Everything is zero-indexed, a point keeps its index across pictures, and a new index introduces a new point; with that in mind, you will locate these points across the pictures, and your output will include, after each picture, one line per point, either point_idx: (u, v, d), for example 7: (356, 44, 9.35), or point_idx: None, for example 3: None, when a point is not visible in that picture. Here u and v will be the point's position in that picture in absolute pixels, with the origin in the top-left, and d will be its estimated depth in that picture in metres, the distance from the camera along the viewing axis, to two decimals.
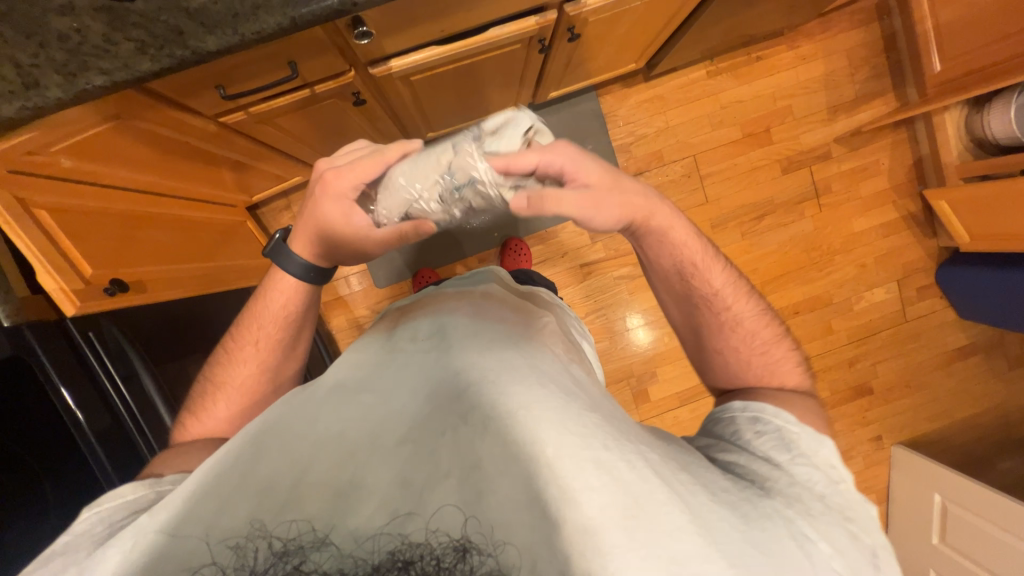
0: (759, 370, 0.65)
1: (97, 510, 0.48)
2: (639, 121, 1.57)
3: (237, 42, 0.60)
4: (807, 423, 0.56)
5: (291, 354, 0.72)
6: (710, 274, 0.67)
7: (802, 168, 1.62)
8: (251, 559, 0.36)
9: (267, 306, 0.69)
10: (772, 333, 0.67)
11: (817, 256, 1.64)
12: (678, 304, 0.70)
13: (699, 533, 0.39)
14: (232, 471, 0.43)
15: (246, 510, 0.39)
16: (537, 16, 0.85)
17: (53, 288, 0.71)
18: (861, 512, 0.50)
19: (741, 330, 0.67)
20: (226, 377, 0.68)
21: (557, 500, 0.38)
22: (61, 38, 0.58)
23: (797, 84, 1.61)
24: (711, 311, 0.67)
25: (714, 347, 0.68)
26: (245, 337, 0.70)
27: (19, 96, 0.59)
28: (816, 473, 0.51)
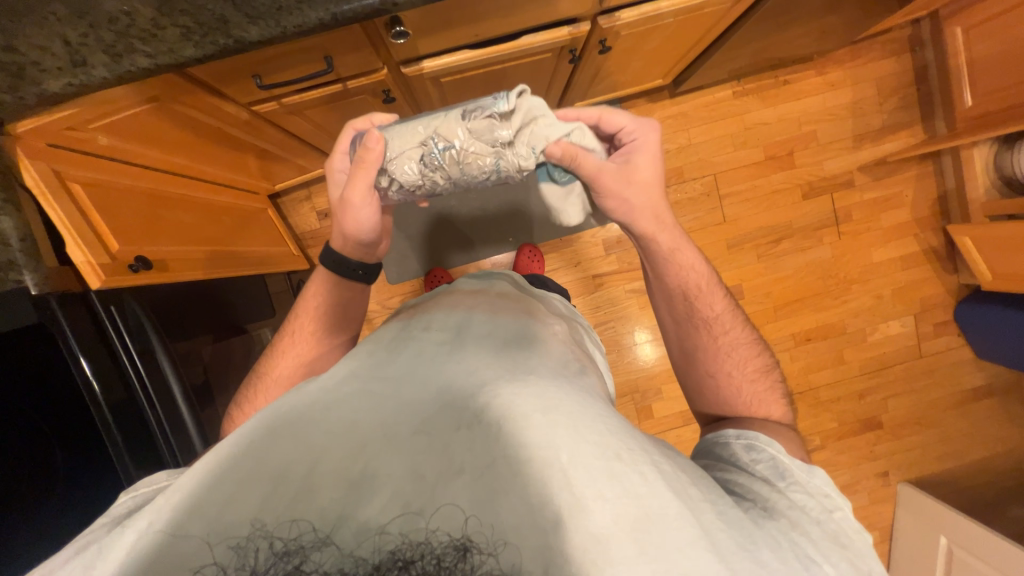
0: (748, 398, 0.65)
1: (133, 495, 0.48)
2: (662, 136, 1.57)
3: (279, 34, 0.61)
4: (797, 455, 0.56)
5: (326, 346, 0.73)
6: (712, 299, 0.69)
7: (824, 194, 1.61)
8: (251, 559, 0.35)
9: (309, 300, 0.74)
10: (762, 363, 0.68)
11: (833, 284, 1.62)
12: (678, 323, 0.71)
13: (710, 551, 0.38)
14: (239, 457, 0.42)
15: (248, 504, 0.38)
16: (570, 26, 0.86)
17: (80, 260, 0.71)
18: (860, 543, 0.48)
19: (734, 358, 0.67)
20: (267, 370, 0.71)
21: (568, 509, 0.37)
22: (111, 20, 0.59)
23: (823, 109, 1.60)
24: (709, 334, 0.68)
25: (706, 371, 0.68)
26: (287, 328, 0.74)
27: (65, 73, 0.61)
28: (811, 500, 0.50)
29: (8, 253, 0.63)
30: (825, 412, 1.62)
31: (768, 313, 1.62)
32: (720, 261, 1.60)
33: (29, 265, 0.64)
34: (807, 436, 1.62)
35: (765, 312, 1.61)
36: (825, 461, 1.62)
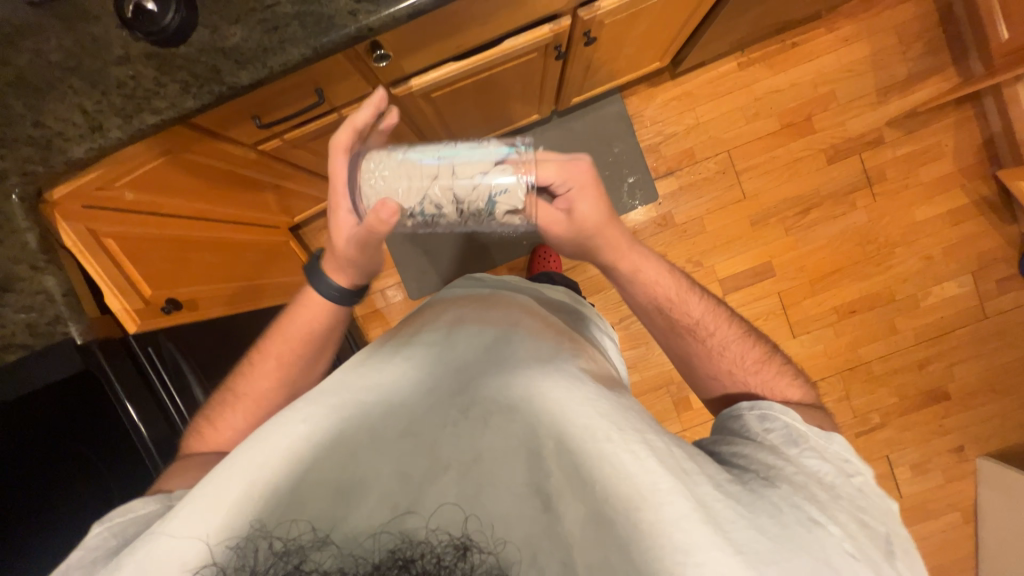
0: (759, 387, 0.64)
1: (109, 525, 0.48)
2: (668, 119, 1.53)
3: (266, 75, 0.65)
4: (813, 423, 0.57)
5: (312, 371, 0.73)
6: (688, 306, 0.68)
7: (851, 156, 1.52)
8: (252, 559, 0.37)
9: (297, 322, 0.71)
10: (761, 352, 0.67)
11: (873, 249, 1.52)
12: (664, 336, 0.71)
13: (704, 521, 0.41)
14: (230, 464, 0.44)
15: (248, 507, 0.41)
16: (551, 23, 0.85)
17: (118, 307, 0.77)
18: (875, 504, 0.51)
19: (731, 352, 0.67)
20: (246, 390, 0.70)
21: (556, 497, 0.42)
22: (120, 85, 0.65)
23: (839, 67, 1.51)
24: (696, 340, 0.68)
25: (705, 373, 0.68)
26: (268, 351, 0.71)
27: (87, 138, 0.66)
28: (825, 464, 0.52)
29: (55, 307, 0.69)
30: (881, 387, 1.51)
31: (804, 288, 1.53)
32: (745, 240, 1.53)
33: (73, 317, 0.70)
34: (864, 415, 1.51)
35: (801, 287, 1.52)
36: (887, 440, 1.50)
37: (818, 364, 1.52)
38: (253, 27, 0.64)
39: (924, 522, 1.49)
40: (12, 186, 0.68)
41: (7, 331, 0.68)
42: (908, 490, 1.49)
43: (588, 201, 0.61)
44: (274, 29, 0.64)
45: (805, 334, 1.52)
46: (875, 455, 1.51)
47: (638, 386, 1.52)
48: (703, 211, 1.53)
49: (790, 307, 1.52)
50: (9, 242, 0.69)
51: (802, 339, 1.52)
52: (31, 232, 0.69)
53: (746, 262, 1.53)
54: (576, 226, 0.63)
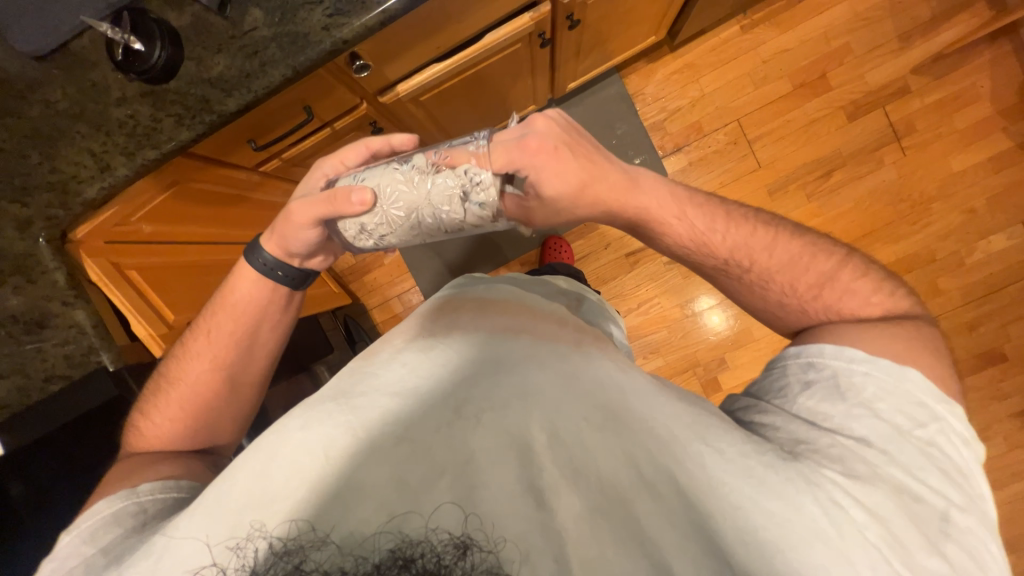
0: (816, 314, 0.60)
1: (76, 533, 0.51)
2: (671, 94, 1.47)
3: (252, 99, 0.67)
4: (879, 355, 0.52)
5: (250, 356, 0.69)
6: (710, 248, 0.62)
7: (874, 110, 1.42)
8: (251, 560, 0.39)
9: (226, 300, 0.68)
10: (821, 271, 0.61)
11: (907, 207, 1.42)
12: (704, 277, 0.68)
13: (691, 510, 0.43)
14: (233, 473, 0.45)
15: (248, 511, 0.42)
16: (531, 11, 0.83)
17: (144, 334, 0.82)
18: (937, 464, 0.47)
19: (778, 283, 0.61)
20: (178, 373, 0.67)
21: (550, 491, 0.42)
22: (121, 125, 0.69)
23: (852, 17, 1.41)
24: (735, 277, 0.64)
25: (758, 305, 0.65)
26: (202, 329, 0.68)
27: (97, 178, 0.71)
28: (876, 422, 0.49)
29: (87, 339, 0.75)
30: None
31: None
32: (764, 211, 1.46)
33: (103, 347, 0.75)
34: None
35: None
36: None
37: None
38: (234, 54, 0.66)
39: (987, 493, 1.39)
40: (38, 232, 0.73)
41: (48, 364, 0.73)
42: None
43: (557, 178, 0.57)
44: (254, 54, 0.66)
45: None
46: None
47: (662, 370, 1.49)
48: (716, 185, 1.47)
49: None
50: (41, 282, 0.74)
51: None
52: (59, 271, 0.74)
53: None
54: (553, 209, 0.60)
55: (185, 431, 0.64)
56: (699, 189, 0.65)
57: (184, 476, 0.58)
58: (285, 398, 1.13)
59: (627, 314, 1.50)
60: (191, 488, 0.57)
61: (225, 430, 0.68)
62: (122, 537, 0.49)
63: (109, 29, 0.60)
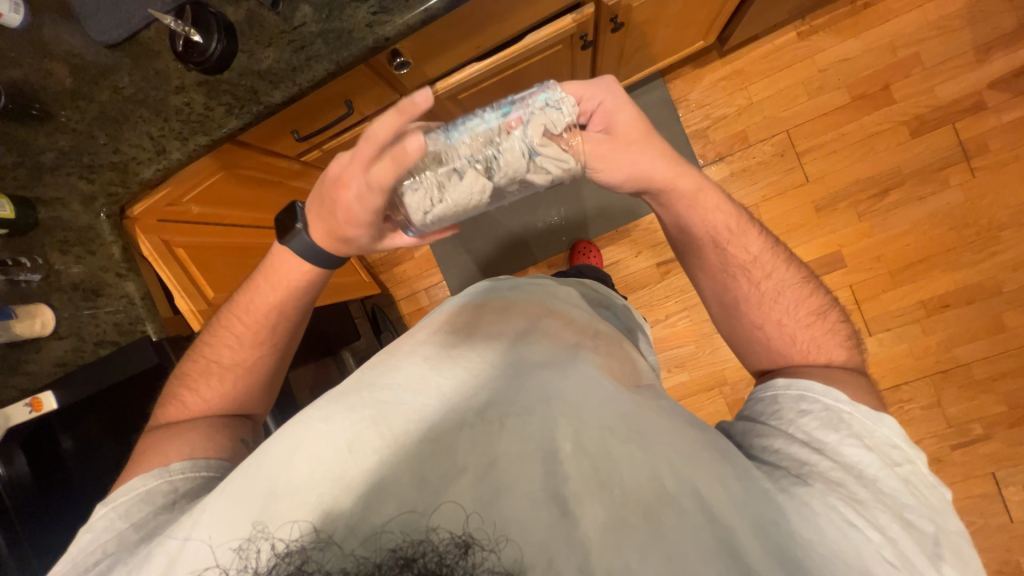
0: (805, 345, 0.59)
1: (112, 507, 0.54)
2: (717, 101, 1.42)
3: (297, 92, 0.70)
4: (861, 401, 0.53)
5: (286, 338, 0.70)
6: (745, 240, 0.64)
7: (941, 127, 1.31)
8: (254, 560, 0.40)
9: (264, 286, 0.68)
10: (816, 306, 0.62)
11: (973, 233, 1.31)
12: (710, 279, 0.67)
13: (712, 530, 0.41)
14: (246, 472, 0.47)
15: (254, 508, 0.43)
16: (574, 13, 0.82)
17: (186, 309, 0.86)
18: (927, 500, 0.47)
19: (783, 301, 0.62)
20: (214, 360, 0.69)
21: (572, 501, 0.41)
22: (178, 112, 0.74)
23: (924, 25, 1.31)
24: (749, 282, 0.63)
25: (754, 322, 0.63)
26: (237, 317, 0.69)
27: (154, 162, 0.76)
28: (869, 455, 0.48)
29: (135, 309, 0.81)
30: (984, 393, 1.30)
31: (881, 280, 1.35)
32: (809, 228, 1.38)
33: (149, 317, 0.81)
34: (962, 425, 1.30)
35: (878, 279, 1.35)
36: (993, 454, 1.29)
37: (902, 365, 1.33)
38: (284, 49, 0.69)
39: None
40: (100, 206, 0.79)
41: (100, 330, 0.80)
42: None
43: (627, 111, 0.60)
44: (301, 48, 0.68)
45: (885, 332, 1.34)
46: (978, 472, 1.29)
47: (687, 386, 1.44)
48: (758, 198, 1.40)
49: (864, 302, 1.35)
50: (99, 253, 0.80)
51: (881, 338, 1.35)
52: (115, 245, 0.80)
53: (810, 253, 1.38)
54: (620, 143, 0.61)
55: (237, 410, 0.69)
56: (736, 199, 0.66)
57: (209, 454, 0.61)
58: (312, 380, 1.18)
59: (653, 325, 1.46)
60: (219, 468, 0.60)
61: (263, 403, 0.72)
62: (155, 514, 0.53)
63: (172, 21, 0.65)
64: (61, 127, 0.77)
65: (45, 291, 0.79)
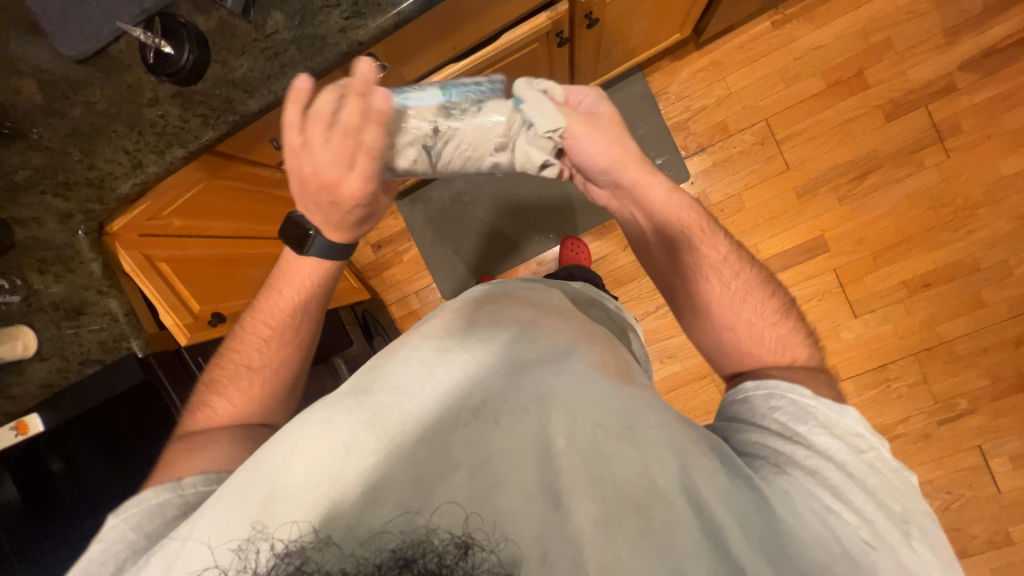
0: (773, 343, 0.61)
1: (123, 517, 0.53)
2: (697, 93, 1.43)
3: (273, 100, 0.69)
4: (823, 394, 0.54)
5: (310, 333, 0.72)
6: (715, 241, 0.65)
7: (915, 110, 1.34)
8: (254, 560, 0.40)
9: (285, 280, 0.70)
10: (778, 305, 0.64)
11: (950, 213, 1.33)
12: (682, 281, 0.67)
13: (702, 520, 0.42)
14: (243, 477, 0.46)
15: (251, 511, 0.43)
16: (548, 10, 0.82)
17: (171, 323, 0.85)
18: (893, 484, 0.48)
19: (751, 300, 0.63)
20: (243, 358, 0.69)
21: (566, 497, 0.41)
22: (152, 124, 0.73)
23: (894, 10, 1.34)
24: (718, 282, 0.64)
25: (724, 323, 0.63)
26: (262, 313, 0.71)
27: (131, 175, 0.75)
28: (836, 443, 0.49)
29: (119, 326, 0.80)
30: (967, 368, 1.33)
31: (864, 262, 1.37)
32: (792, 213, 1.40)
33: (133, 333, 0.80)
34: (947, 400, 1.33)
35: (861, 261, 1.37)
36: (979, 427, 1.32)
37: (888, 344, 1.36)
38: (257, 57, 0.68)
39: None
40: (77, 224, 0.78)
41: (84, 348, 0.79)
42: (1012, 486, 1.29)
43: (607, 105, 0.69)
44: (275, 56, 0.68)
45: (870, 314, 1.37)
46: (965, 446, 1.32)
47: (680, 376, 1.46)
48: (741, 187, 1.42)
49: (848, 284, 1.38)
50: (79, 271, 0.80)
51: (867, 319, 1.37)
52: (95, 262, 0.80)
53: (794, 238, 1.40)
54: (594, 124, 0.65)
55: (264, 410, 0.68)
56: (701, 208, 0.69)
57: (224, 466, 0.59)
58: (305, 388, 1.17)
59: (644, 317, 1.48)
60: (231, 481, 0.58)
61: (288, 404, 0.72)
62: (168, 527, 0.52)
63: (141, 33, 0.64)
64: (33, 145, 0.76)
65: (27, 312, 0.78)
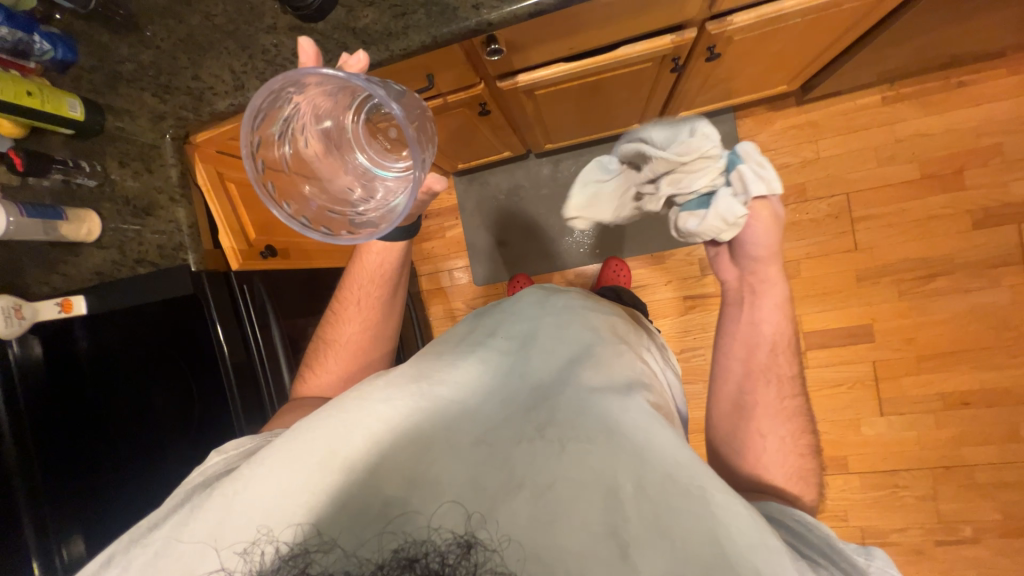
0: (791, 471, 0.60)
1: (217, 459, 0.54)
2: (783, 148, 1.39)
3: (386, 57, 0.69)
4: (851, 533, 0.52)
5: (390, 313, 0.78)
6: (781, 364, 0.67)
7: (1005, 224, 1.28)
8: (259, 560, 0.40)
9: (365, 263, 0.75)
10: (811, 442, 0.63)
11: (1011, 338, 1.28)
12: (738, 376, 0.68)
13: None
14: (285, 442, 0.46)
15: (284, 492, 0.43)
16: (674, 34, 0.81)
17: (227, 245, 0.89)
18: None
19: (791, 424, 0.63)
20: (335, 336, 0.75)
21: (631, 546, 0.38)
22: (263, 52, 0.73)
23: (1013, 117, 1.27)
24: (776, 394, 0.65)
25: (757, 428, 0.63)
26: (348, 296, 0.76)
27: (230, 94, 0.76)
28: None
29: (180, 236, 0.81)
30: (983, 498, 1.28)
31: (906, 363, 1.33)
32: (847, 295, 1.35)
33: (192, 246, 0.82)
34: (952, 523, 1.29)
35: (904, 362, 1.33)
36: (976, 559, 1.27)
37: (907, 451, 1.31)
38: (383, 12, 0.68)
39: None
40: (167, 127, 0.79)
41: (142, 250, 0.81)
42: None
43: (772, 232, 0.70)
44: (401, 15, 0.67)
45: (897, 416, 1.32)
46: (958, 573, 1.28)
47: None
48: (802, 254, 1.38)
49: (884, 380, 1.33)
50: (157, 173, 0.81)
51: (894, 420, 1.33)
52: (174, 168, 0.81)
53: (841, 320, 1.35)
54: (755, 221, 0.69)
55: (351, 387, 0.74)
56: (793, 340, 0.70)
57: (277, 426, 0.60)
58: None
59: None
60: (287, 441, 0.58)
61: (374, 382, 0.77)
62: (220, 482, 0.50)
63: None
64: (145, 41, 0.77)
65: (98, 198, 0.79)
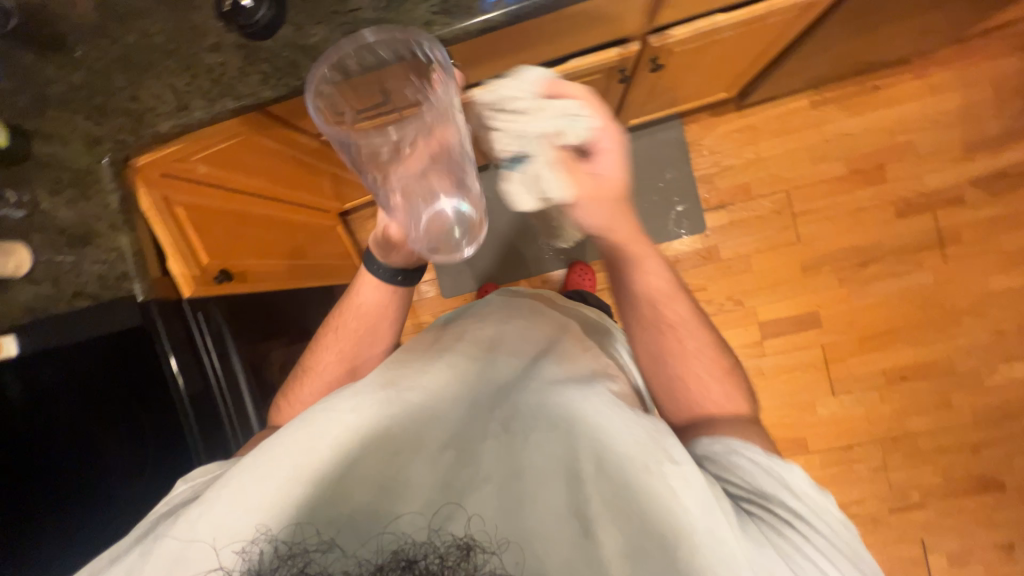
0: (716, 402, 0.60)
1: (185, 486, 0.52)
2: (728, 150, 1.48)
3: None
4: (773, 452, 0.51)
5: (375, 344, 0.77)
6: (677, 304, 0.64)
7: (923, 212, 1.41)
8: (256, 560, 0.39)
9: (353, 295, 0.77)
10: (726, 365, 0.63)
11: (937, 315, 1.41)
12: (639, 332, 0.65)
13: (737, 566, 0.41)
14: (251, 461, 0.45)
15: (258, 507, 0.42)
16: (620, 47, 0.85)
17: (178, 271, 0.83)
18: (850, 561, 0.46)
19: (702, 359, 0.62)
20: (315, 366, 0.75)
21: (593, 523, 0.41)
22: (208, 71, 0.71)
23: (923, 116, 1.42)
24: (675, 336, 0.63)
25: (675, 378, 0.62)
26: (332, 327, 0.78)
27: (173, 115, 0.72)
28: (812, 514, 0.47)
29: (124, 265, 0.76)
30: (925, 463, 1.39)
31: (850, 344, 1.43)
32: (794, 284, 1.45)
33: (138, 276, 0.76)
34: (901, 490, 1.39)
35: (848, 343, 1.43)
36: (924, 521, 1.38)
37: (858, 426, 1.41)
38: (334, 29, 0.67)
39: None
40: (104, 151, 0.74)
41: (80, 281, 0.75)
42: None
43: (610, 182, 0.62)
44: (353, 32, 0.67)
45: (846, 395, 1.42)
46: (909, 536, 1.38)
47: None
48: (751, 249, 1.46)
49: (832, 362, 1.43)
50: (94, 201, 0.76)
51: (844, 399, 1.42)
52: (114, 195, 0.76)
53: (791, 308, 1.45)
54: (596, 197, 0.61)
55: None
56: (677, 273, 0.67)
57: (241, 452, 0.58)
58: None
59: None
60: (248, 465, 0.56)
61: None
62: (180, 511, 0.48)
63: None
64: (76, 62, 0.73)
65: (27, 228, 0.74)
